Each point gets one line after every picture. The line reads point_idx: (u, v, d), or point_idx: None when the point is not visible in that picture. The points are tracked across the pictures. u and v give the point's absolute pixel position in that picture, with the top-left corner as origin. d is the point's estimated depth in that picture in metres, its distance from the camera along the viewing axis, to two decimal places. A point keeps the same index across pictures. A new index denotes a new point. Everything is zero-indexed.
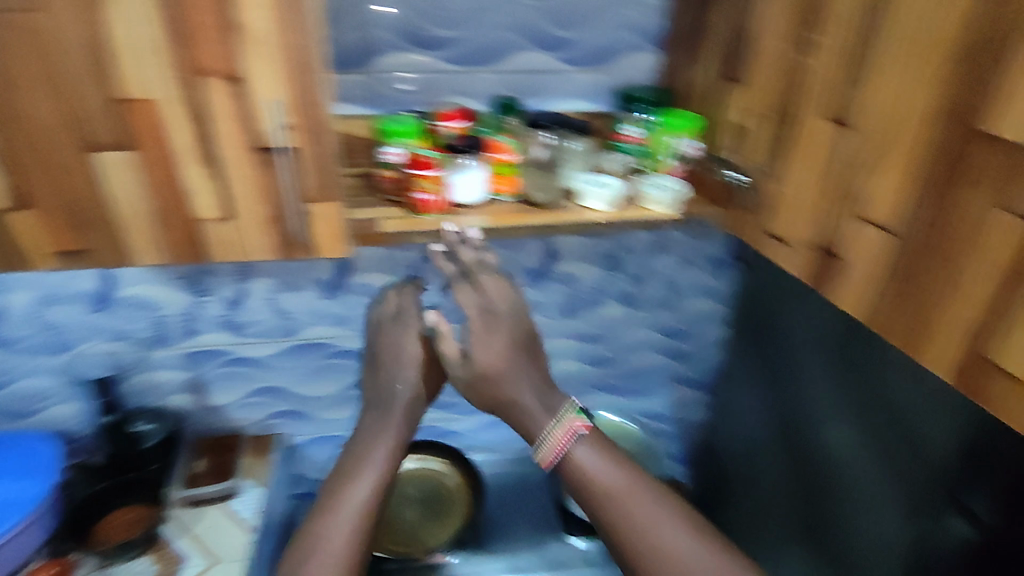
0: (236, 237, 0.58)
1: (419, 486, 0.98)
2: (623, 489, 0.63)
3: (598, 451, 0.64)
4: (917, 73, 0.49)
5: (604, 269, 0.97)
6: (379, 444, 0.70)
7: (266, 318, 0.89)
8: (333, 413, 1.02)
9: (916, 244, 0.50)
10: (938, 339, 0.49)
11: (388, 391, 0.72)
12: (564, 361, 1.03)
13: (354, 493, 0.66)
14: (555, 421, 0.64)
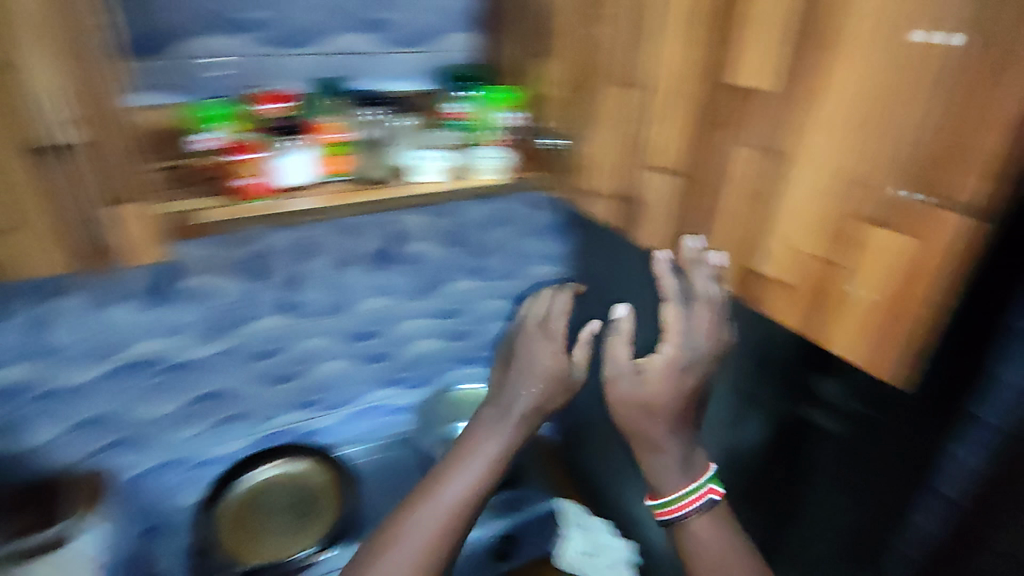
0: (25, 254, 0.49)
1: (285, 492, 0.98)
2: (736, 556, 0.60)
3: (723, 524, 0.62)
4: (683, 38, 0.57)
5: (448, 247, 1.01)
6: (495, 439, 0.69)
7: (85, 338, 0.80)
8: (184, 431, 0.95)
9: (690, 185, 0.60)
10: (719, 260, 0.58)
11: (509, 399, 0.72)
12: (419, 341, 1.08)
13: (453, 492, 0.63)
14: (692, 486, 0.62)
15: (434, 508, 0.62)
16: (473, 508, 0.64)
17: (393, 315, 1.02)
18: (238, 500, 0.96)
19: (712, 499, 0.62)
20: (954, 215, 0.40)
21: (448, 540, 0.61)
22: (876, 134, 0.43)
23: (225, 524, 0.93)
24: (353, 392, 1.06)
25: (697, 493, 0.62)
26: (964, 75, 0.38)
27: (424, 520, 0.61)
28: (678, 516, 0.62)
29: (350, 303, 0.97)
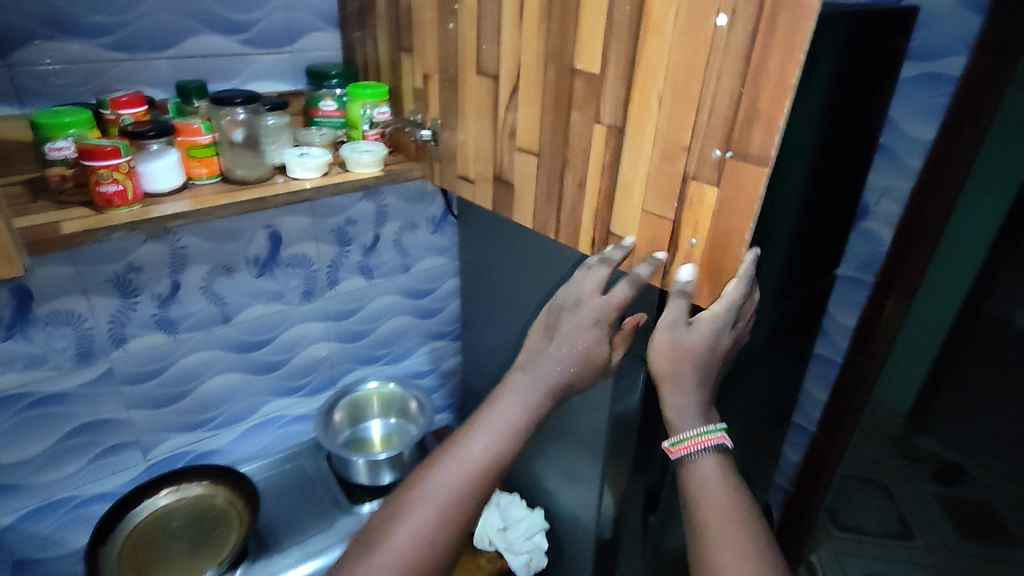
0: None
1: (183, 518, 0.93)
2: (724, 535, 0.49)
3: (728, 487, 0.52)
4: (535, 27, 0.62)
5: (336, 245, 1.01)
6: (523, 397, 0.59)
7: None
8: (62, 468, 0.88)
9: (552, 160, 0.66)
10: (588, 229, 0.65)
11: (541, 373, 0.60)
12: (316, 344, 1.07)
13: (480, 452, 0.56)
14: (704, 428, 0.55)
15: (460, 470, 0.54)
16: (499, 471, 0.56)
17: (285, 321, 1.01)
18: (128, 536, 0.89)
19: (722, 445, 0.54)
20: (758, 168, 0.48)
21: (458, 519, 0.53)
22: (697, 105, 0.51)
23: (115, 560, 0.86)
24: (250, 404, 1.03)
25: (711, 436, 0.54)
26: (754, 48, 0.46)
27: (449, 479, 0.54)
28: (686, 458, 0.54)
29: (236, 312, 0.95)
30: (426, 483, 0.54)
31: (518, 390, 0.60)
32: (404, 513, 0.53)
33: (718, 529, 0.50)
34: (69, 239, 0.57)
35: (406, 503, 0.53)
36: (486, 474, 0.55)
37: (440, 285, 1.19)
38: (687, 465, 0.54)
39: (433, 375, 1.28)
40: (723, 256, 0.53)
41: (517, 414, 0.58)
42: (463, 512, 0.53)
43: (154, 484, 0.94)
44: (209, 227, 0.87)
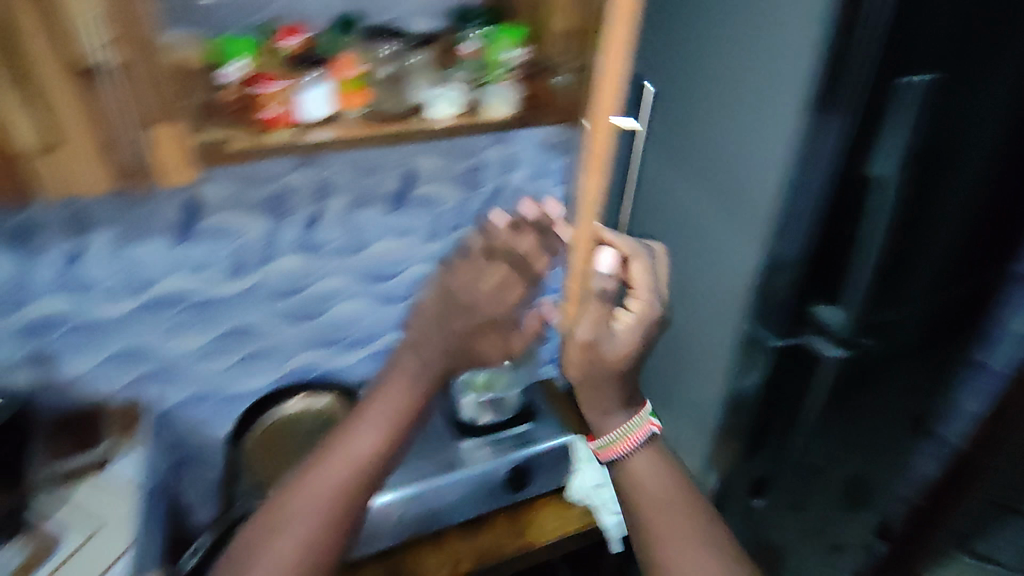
0: (70, 170, 0.56)
1: (310, 423, 1.01)
2: (689, 528, 0.61)
3: (668, 472, 0.63)
4: None
5: (465, 189, 1.03)
6: (401, 384, 0.59)
7: (114, 272, 0.86)
8: (214, 364, 1.00)
9: None
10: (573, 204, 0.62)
11: (415, 369, 0.59)
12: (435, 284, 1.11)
13: (359, 447, 0.58)
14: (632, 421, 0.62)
15: (335, 467, 0.57)
16: (380, 460, 0.58)
17: (409, 258, 1.05)
18: (264, 432, 1.00)
19: (651, 432, 0.63)
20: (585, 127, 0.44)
21: (340, 511, 0.57)
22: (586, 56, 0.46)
23: (247, 450, 0.98)
24: (374, 331, 1.09)
25: (642, 427, 0.62)
26: None
27: (330, 477, 0.57)
28: (621, 455, 0.62)
29: (369, 243, 1.00)
30: (305, 488, 0.57)
31: (398, 382, 0.59)
32: (286, 522, 0.56)
33: (679, 520, 0.61)
34: (234, 155, 0.63)
35: (288, 504, 0.57)
36: (364, 466, 0.58)
37: None
38: (623, 455, 0.63)
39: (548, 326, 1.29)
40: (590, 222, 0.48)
41: (400, 399, 0.59)
42: (340, 509, 0.57)
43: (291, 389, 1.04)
44: (352, 159, 0.92)
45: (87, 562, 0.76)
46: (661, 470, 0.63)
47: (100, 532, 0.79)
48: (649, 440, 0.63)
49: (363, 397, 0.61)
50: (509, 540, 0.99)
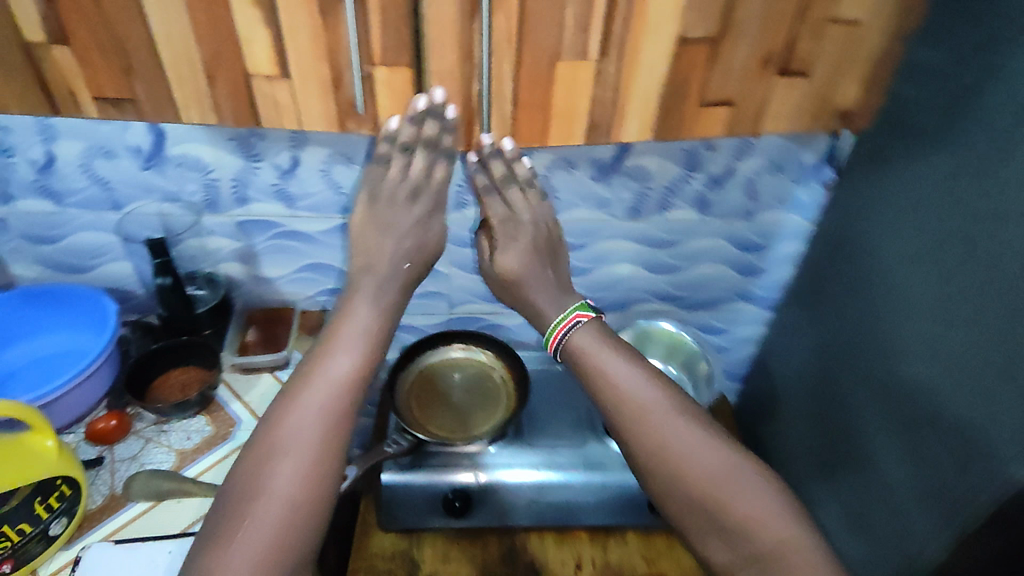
0: (290, 99, 0.57)
1: (464, 374, 1.00)
2: (649, 407, 0.67)
3: (605, 348, 0.72)
4: None
5: (684, 168, 0.88)
6: (369, 309, 0.71)
7: (318, 191, 0.87)
8: None
9: None
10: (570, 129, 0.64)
11: (364, 322, 0.70)
12: (620, 265, 1.00)
13: (336, 372, 0.66)
14: (560, 315, 0.76)
15: (323, 388, 0.65)
16: (360, 379, 0.67)
17: (602, 232, 0.95)
18: (419, 373, 0.99)
19: (578, 321, 0.75)
20: None
21: (332, 419, 0.64)
22: None
23: (401, 389, 0.96)
24: None
25: (567, 318, 0.75)
26: None
27: (317, 401, 0.64)
28: (561, 342, 0.74)
29: (563, 209, 0.91)
30: (291, 416, 0.63)
31: (354, 322, 0.70)
32: (283, 449, 0.61)
33: (646, 412, 0.67)
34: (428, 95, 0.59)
35: (275, 432, 0.62)
36: (348, 387, 0.65)
37: (776, 245, 0.99)
38: (568, 346, 0.74)
39: (732, 336, 1.13)
40: (476, 83, 0.59)
41: (365, 337, 0.69)
42: (330, 430, 0.63)
43: (451, 336, 1.02)
44: None
45: None
46: (608, 357, 0.71)
47: None
48: (579, 328, 0.75)
49: (323, 338, 0.69)
50: (636, 564, 0.91)
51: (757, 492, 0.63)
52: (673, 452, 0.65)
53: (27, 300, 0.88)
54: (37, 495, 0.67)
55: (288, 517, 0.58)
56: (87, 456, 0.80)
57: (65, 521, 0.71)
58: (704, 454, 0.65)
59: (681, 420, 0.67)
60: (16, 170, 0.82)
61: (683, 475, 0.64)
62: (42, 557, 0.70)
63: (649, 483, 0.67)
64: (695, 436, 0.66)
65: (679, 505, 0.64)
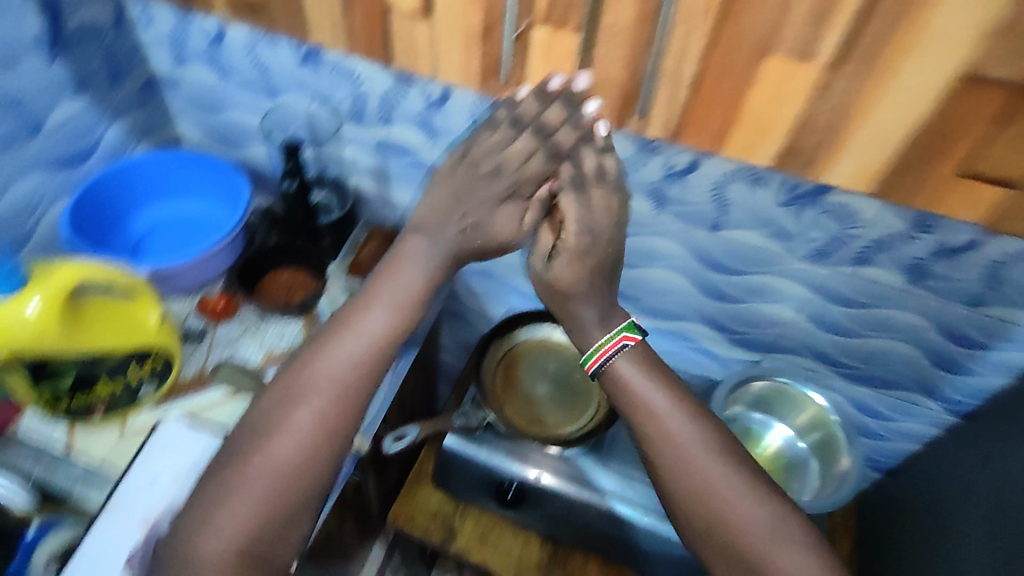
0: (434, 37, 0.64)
1: (558, 362, 0.92)
2: (689, 446, 0.58)
3: (646, 374, 0.61)
4: None
5: (908, 226, 0.66)
6: (420, 267, 0.64)
7: (459, 131, 0.78)
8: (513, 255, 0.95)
9: None
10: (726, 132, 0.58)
11: (409, 280, 0.63)
12: (775, 305, 0.83)
13: (374, 325, 0.61)
14: (607, 334, 0.63)
15: (358, 339, 0.60)
16: (394, 339, 0.61)
17: (768, 265, 0.78)
18: (513, 347, 0.92)
19: (625, 343, 0.63)
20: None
21: (360, 372, 0.59)
22: None
23: (489, 358, 0.91)
24: (674, 309, 0.90)
25: (613, 340, 0.63)
26: None
27: (348, 352, 0.59)
28: (603, 365, 0.62)
29: (727, 226, 0.75)
30: (322, 357, 0.58)
31: (401, 279, 0.63)
32: (301, 396, 0.57)
33: (687, 454, 0.58)
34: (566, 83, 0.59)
35: (304, 368, 0.58)
36: (382, 343, 0.60)
37: (999, 348, 0.74)
38: (607, 371, 0.62)
39: (890, 426, 0.92)
40: (628, 56, 0.56)
41: (409, 295, 0.63)
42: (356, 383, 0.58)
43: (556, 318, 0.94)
44: None
45: None
46: (646, 379, 0.61)
47: None
48: (625, 352, 0.62)
49: (365, 284, 0.64)
50: None
51: (798, 558, 0.54)
52: (707, 494, 0.56)
53: (173, 161, 0.89)
54: (133, 359, 0.76)
55: (302, 457, 0.55)
56: (193, 327, 0.84)
57: (154, 384, 0.78)
58: (738, 501, 0.56)
59: (718, 460, 0.57)
60: (190, 36, 0.81)
61: (719, 521, 0.56)
62: (131, 410, 0.76)
63: (684, 528, 0.58)
64: (739, 490, 0.56)
65: (716, 556, 0.56)
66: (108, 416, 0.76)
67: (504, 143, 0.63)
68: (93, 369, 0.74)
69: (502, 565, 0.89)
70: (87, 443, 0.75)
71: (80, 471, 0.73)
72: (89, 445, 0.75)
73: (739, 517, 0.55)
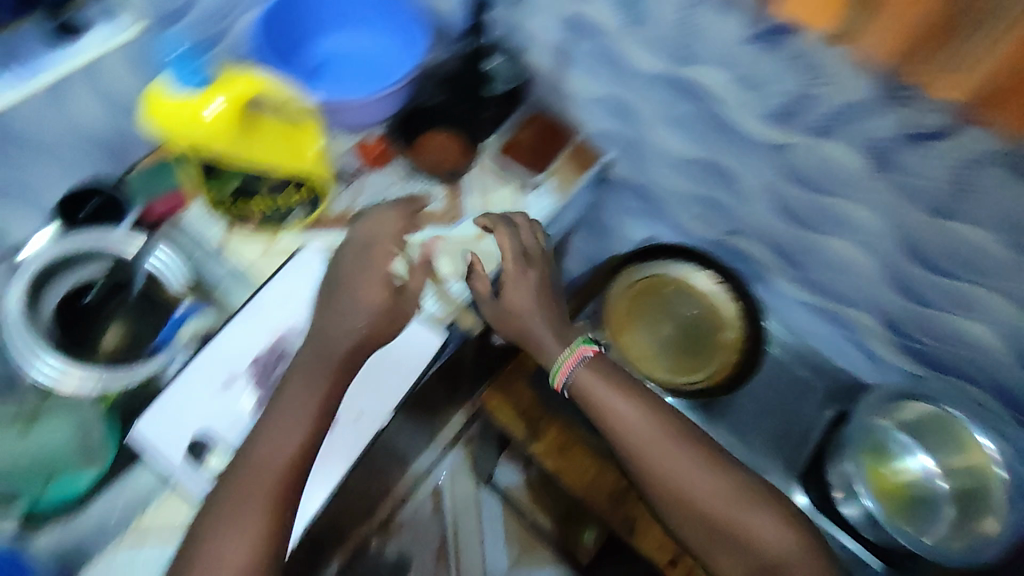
0: None
1: (693, 309, 0.85)
2: (651, 441, 0.66)
3: (605, 381, 0.69)
4: None
5: None
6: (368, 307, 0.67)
7: (669, 21, 0.67)
8: (681, 182, 0.86)
9: None
10: None
11: (348, 329, 0.65)
12: (971, 323, 0.69)
13: (279, 453, 0.59)
14: (567, 349, 0.71)
15: (269, 469, 0.59)
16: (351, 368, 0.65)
17: (983, 273, 0.63)
18: (650, 276, 0.86)
19: (586, 355, 0.70)
20: None
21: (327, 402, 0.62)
22: None
23: (621, 281, 0.86)
24: (841, 289, 0.79)
25: (574, 353, 0.70)
26: None
27: (310, 395, 0.62)
28: (568, 381, 0.70)
29: (952, 214, 0.61)
30: (240, 502, 0.57)
31: (312, 369, 0.63)
32: (268, 448, 0.59)
33: (653, 443, 0.66)
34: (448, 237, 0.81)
35: (232, 510, 0.56)
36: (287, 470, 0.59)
37: None
38: (574, 384, 0.69)
39: None
40: None
41: (315, 406, 0.62)
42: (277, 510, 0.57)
43: (707, 261, 0.85)
44: None
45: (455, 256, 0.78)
46: (608, 390, 0.68)
47: None
48: (585, 363, 0.70)
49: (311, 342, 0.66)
50: None
51: (769, 523, 0.64)
52: (681, 489, 0.65)
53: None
54: (289, 182, 0.77)
55: (272, 537, 0.57)
56: (346, 169, 0.82)
57: (305, 211, 0.78)
58: (700, 484, 0.65)
59: (677, 454, 0.66)
60: None
61: (700, 509, 0.64)
62: (280, 228, 0.77)
63: (679, 527, 0.65)
64: (701, 471, 0.65)
65: (710, 541, 0.65)
66: (259, 228, 0.77)
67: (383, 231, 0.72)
68: (252, 181, 0.76)
69: (572, 482, 0.86)
70: (236, 247, 0.77)
71: (226, 272, 0.76)
72: (241, 248, 0.77)
73: (705, 495, 0.64)
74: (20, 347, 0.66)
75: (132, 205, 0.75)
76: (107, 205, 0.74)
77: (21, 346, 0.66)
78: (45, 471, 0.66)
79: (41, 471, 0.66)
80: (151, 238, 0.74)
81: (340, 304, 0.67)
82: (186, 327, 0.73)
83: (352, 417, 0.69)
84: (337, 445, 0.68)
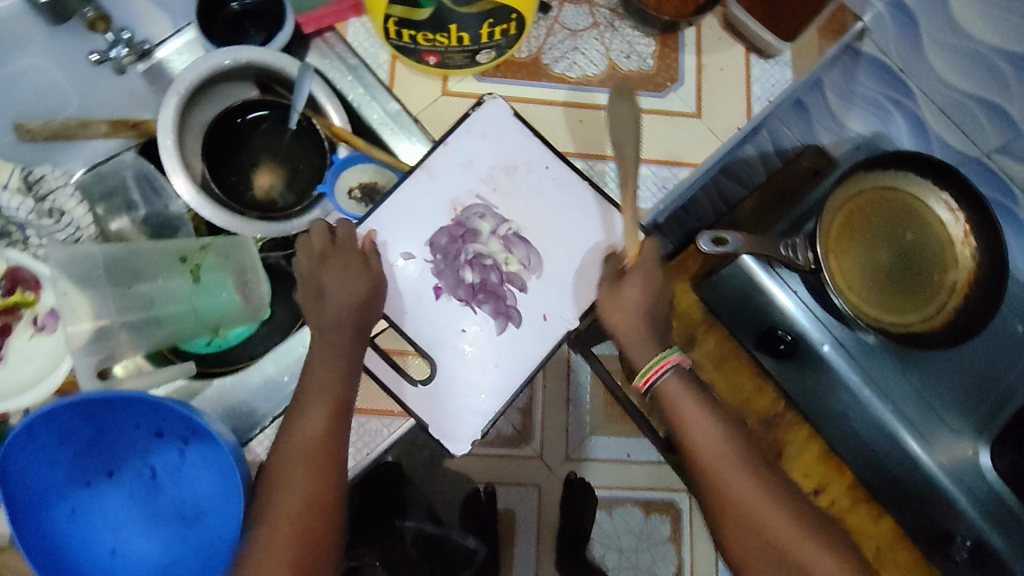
0: None
1: (916, 238, 0.72)
2: (721, 460, 0.52)
3: (685, 392, 0.53)
4: None
5: None
6: (356, 269, 0.54)
7: None
8: (956, 76, 0.67)
9: None
10: None
11: (345, 286, 0.53)
12: None
13: (307, 424, 0.50)
14: (654, 363, 0.53)
15: (300, 432, 0.50)
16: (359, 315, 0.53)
17: None
18: (872, 191, 0.72)
19: (678, 363, 0.54)
20: None
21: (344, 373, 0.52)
22: None
23: (843, 190, 0.71)
24: None
25: (660, 363, 0.53)
26: None
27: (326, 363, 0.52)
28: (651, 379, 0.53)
29: None
30: (288, 487, 0.48)
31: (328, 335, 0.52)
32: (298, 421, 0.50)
33: (721, 462, 0.52)
34: (584, 145, 0.64)
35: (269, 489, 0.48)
36: (321, 449, 0.49)
37: None
38: (654, 383, 0.54)
39: None
40: None
41: (343, 372, 0.52)
42: (327, 485, 0.49)
43: (956, 182, 0.70)
44: None
45: (660, 133, 0.65)
46: (689, 402, 0.53)
47: (691, 122, 0.65)
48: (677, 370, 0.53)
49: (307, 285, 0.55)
50: (865, 548, 0.74)
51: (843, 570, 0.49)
52: (748, 511, 0.51)
53: None
54: (488, 19, 0.54)
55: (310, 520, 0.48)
56: None
57: (492, 55, 0.59)
58: (768, 511, 0.51)
59: (742, 470, 0.52)
60: None
61: (773, 538, 0.50)
62: (460, 72, 0.61)
63: (742, 557, 0.51)
64: (774, 501, 0.51)
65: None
66: (435, 68, 0.61)
67: (477, 176, 0.59)
68: (448, 14, 0.53)
69: (726, 397, 0.76)
70: (407, 85, 0.63)
71: (382, 115, 0.62)
72: (410, 90, 0.63)
73: (770, 525, 0.50)
74: (166, 165, 0.55)
75: (289, 10, 0.58)
76: (261, 8, 0.59)
77: (171, 173, 0.55)
78: (212, 322, 0.57)
79: (205, 325, 0.57)
80: (307, 67, 0.57)
81: (314, 299, 0.54)
82: (347, 177, 0.61)
83: (537, 318, 0.58)
84: (519, 351, 0.58)
